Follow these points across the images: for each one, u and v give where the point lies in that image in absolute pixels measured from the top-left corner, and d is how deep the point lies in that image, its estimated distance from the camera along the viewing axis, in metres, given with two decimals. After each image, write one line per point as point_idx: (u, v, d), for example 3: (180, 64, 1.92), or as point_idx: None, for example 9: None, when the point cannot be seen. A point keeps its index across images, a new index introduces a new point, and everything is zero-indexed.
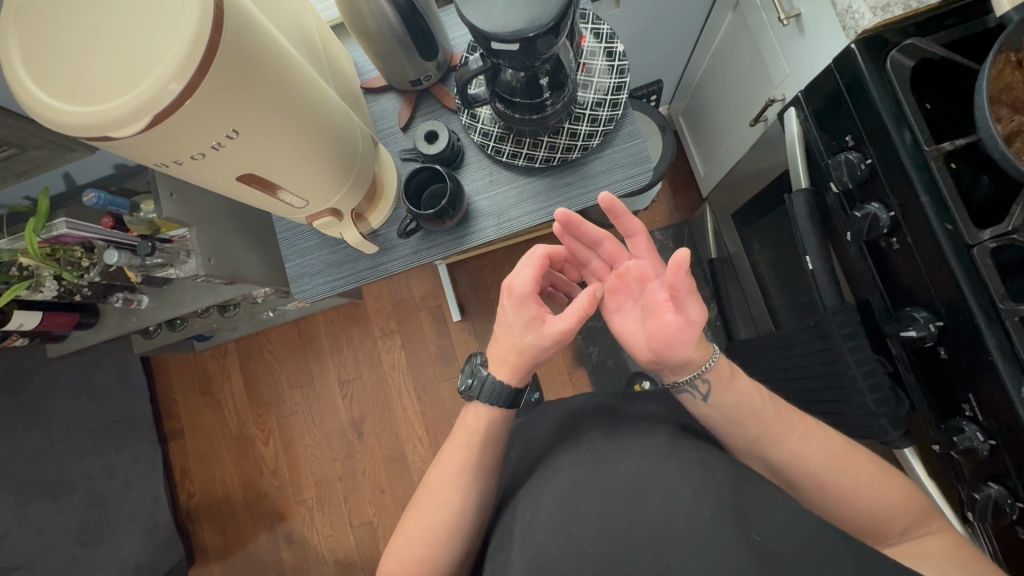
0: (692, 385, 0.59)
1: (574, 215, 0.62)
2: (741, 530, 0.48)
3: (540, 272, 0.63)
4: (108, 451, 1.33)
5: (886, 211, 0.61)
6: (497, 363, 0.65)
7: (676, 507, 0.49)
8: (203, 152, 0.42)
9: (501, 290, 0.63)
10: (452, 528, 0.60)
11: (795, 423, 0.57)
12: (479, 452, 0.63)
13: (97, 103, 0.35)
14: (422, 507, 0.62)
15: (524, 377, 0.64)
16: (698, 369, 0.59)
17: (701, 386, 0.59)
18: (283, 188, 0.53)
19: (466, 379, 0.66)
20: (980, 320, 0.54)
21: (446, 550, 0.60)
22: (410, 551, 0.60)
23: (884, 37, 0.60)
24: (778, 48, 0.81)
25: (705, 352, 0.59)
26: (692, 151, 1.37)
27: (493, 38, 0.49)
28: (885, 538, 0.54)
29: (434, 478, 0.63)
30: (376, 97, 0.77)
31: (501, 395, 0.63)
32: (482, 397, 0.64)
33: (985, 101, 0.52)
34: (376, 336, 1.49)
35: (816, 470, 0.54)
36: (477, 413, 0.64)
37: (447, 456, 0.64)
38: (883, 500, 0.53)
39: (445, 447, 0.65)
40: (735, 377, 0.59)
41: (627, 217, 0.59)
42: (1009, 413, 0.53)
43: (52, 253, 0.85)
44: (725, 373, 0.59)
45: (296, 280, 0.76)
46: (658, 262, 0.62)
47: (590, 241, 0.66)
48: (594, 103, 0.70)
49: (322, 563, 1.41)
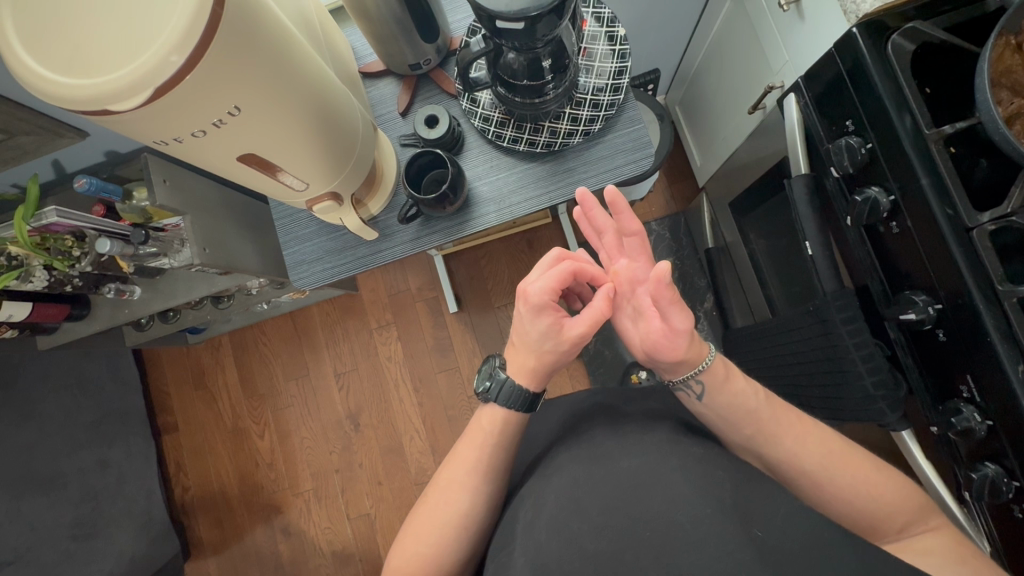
0: (687, 384, 0.60)
1: (590, 198, 0.61)
2: (743, 527, 0.47)
3: (562, 282, 0.60)
4: (101, 445, 1.31)
5: (886, 195, 0.61)
6: (513, 367, 0.65)
7: (679, 503, 0.49)
8: (204, 129, 0.41)
9: (516, 295, 0.61)
10: (459, 520, 0.60)
11: (793, 421, 0.57)
12: (484, 452, 0.62)
13: (95, 75, 0.34)
14: (432, 504, 0.62)
15: (541, 383, 0.64)
16: (692, 369, 0.59)
17: (696, 386, 0.60)
18: (284, 170, 0.52)
19: (484, 381, 0.66)
20: (979, 301, 0.54)
21: (452, 542, 0.60)
22: (415, 548, 0.60)
23: (885, 21, 0.60)
24: (777, 35, 0.82)
25: (701, 352, 0.60)
26: (689, 142, 1.37)
27: (497, 16, 0.49)
28: (883, 536, 0.54)
29: (445, 477, 0.62)
30: (374, 82, 0.76)
31: (517, 399, 0.63)
32: (495, 399, 0.63)
33: (986, 84, 0.52)
34: (372, 327, 1.48)
35: (811, 470, 0.55)
36: (493, 415, 0.64)
37: (460, 453, 0.63)
38: (881, 500, 0.54)
39: (457, 447, 0.64)
40: (730, 379, 0.59)
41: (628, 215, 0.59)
42: (1007, 393, 0.53)
43: (41, 242, 0.82)
44: (719, 374, 0.59)
45: (293, 268, 0.75)
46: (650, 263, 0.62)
47: (595, 230, 0.64)
48: (595, 89, 0.70)
49: (319, 556, 1.40)
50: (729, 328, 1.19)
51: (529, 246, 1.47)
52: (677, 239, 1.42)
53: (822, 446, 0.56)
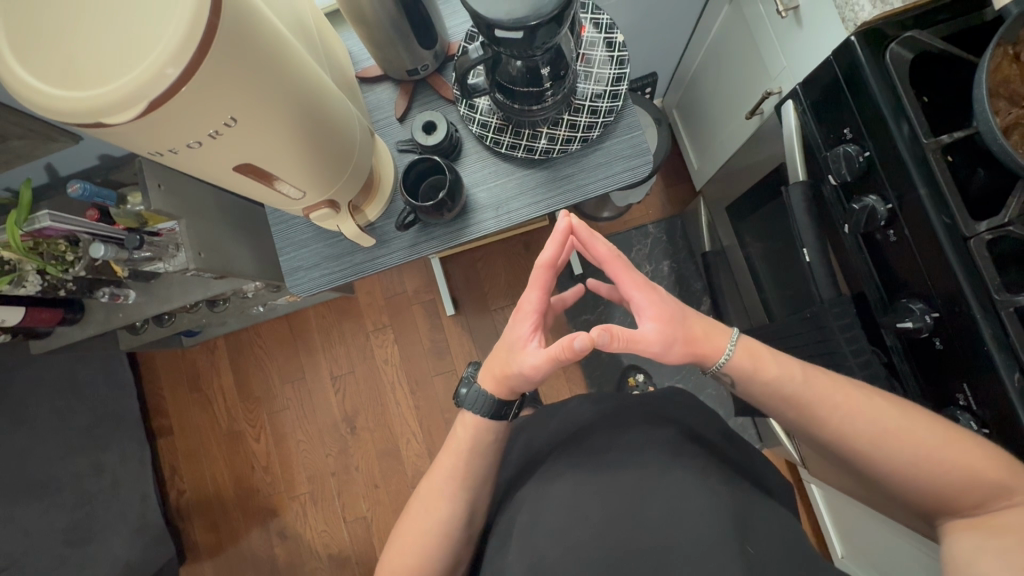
0: (718, 375, 0.62)
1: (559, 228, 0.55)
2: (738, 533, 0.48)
3: (546, 291, 0.57)
4: (96, 449, 1.31)
5: (884, 204, 0.61)
6: (483, 370, 0.62)
7: (679, 518, 0.50)
8: (200, 140, 0.41)
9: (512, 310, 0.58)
10: (445, 532, 0.60)
11: (811, 415, 0.57)
12: (476, 461, 0.62)
13: (88, 87, 0.34)
14: (415, 515, 0.61)
15: (512, 393, 0.60)
16: (718, 360, 0.60)
17: (726, 377, 0.61)
18: (280, 178, 0.52)
19: (460, 387, 0.66)
20: (975, 310, 0.54)
21: (439, 555, 0.59)
22: (403, 561, 0.59)
23: (883, 30, 0.60)
24: (775, 41, 0.82)
25: (719, 347, 0.60)
26: (686, 145, 1.37)
27: (495, 25, 0.48)
28: None
29: (432, 484, 0.62)
30: (371, 87, 0.76)
31: (484, 405, 0.60)
32: (465, 405, 0.62)
33: (984, 94, 0.53)
34: (369, 330, 1.47)
35: None
36: (465, 423, 0.63)
37: (435, 467, 0.63)
38: (936, 474, 0.51)
39: (439, 456, 0.64)
40: (758, 369, 0.59)
41: (597, 242, 0.57)
42: (1004, 400, 0.54)
43: (34, 247, 0.82)
44: (748, 364, 0.59)
45: (290, 274, 0.74)
46: (638, 287, 0.57)
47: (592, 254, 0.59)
48: (594, 95, 0.69)
49: (316, 559, 1.40)
50: (727, 331, 1.19)
51: (526, 249, 1.47)
52: (674, 242, 1.42)
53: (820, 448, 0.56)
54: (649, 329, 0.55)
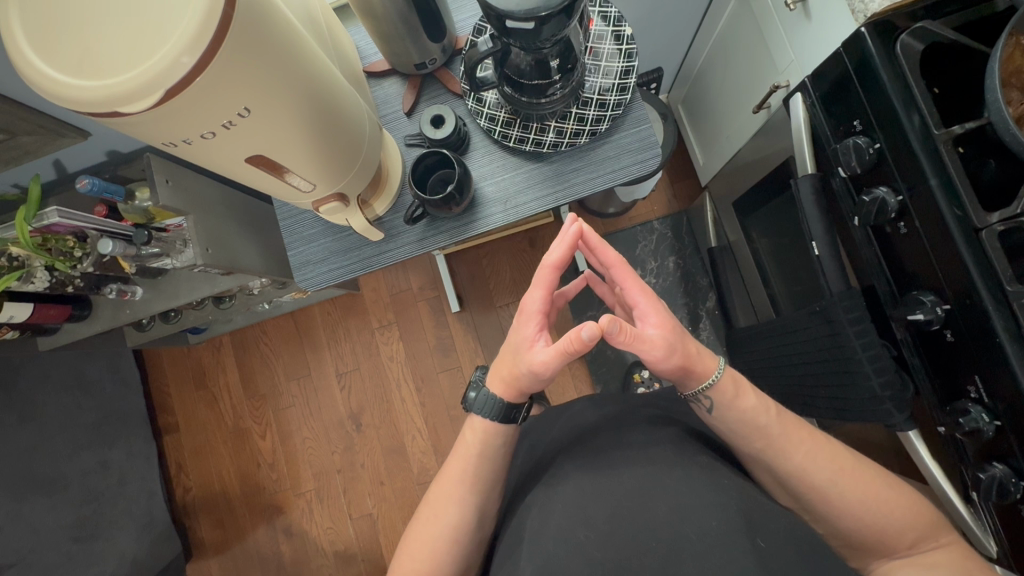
0: (696, 398, 0.59)
1: (570, 230, 0.56)
2: (746, 534, 0.48)
3: (552, 290, 0.56)
4: (102, 446, 1.31)
5: (894, 195, 0.61)
6: (492, 375, 0.62)
7: (685, 516, 0.49)
8: (214, 131, 0.41)
9: (516, 311, 0.57)
10: (453, 535, 0.59)
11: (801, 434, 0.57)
12: (484, 463, 0.62)
13: (105, 76, 0.34)
14: (423, 520, 0.61)
15: (519, 396, 0.60)
16: (702, 383, 0.57)
17: (705, 400, 0.59)
18: (291, 171, 0.52)
19: (467, 392, 0.66)
20: (988, 301, 0.54)
21: (446, 557, 0.59)
22: (411, 565, 0.59)
23: (893, 21, 0.59)
24: (782, 34, 0.82)
25: (709, 369, 0.58)
26: (692, 141, 1.37)
27: (507, 16, 0.48)
28: (892, 551, 0.54)
29: (438, 489, 0.62)
30: (379, 82, 0.76)
31: (492, 409, 0.60)
32: (473, 408, 0.62)
33: (997, 84, 0.52)
34: (374, 328, 1.47)
35: (819, 484, 0.54)
36: (474, 428, 0.62)
37: (446, 473, 0.63)
38: (890, 517, 0.53)
39: (449, 460, 0.64)
40: (739, 396, 0.58)
41: (606, 247, 0.57)
42: (1015, 392, 0.53)
43: (43, 243, 0.80)
44: (728, 392, 0.58)
45: (299, 269, 0.75)
46: (647, 287, 0.56)
47: (600, 260, 0.59)
48: (602, 88, 0.69)
49: (322, 556, 1.40)
50: (733, 328, 1.18)
51: (531, 245, 1.47)
52: (679, 239, 1.42)
53: (827, 451, 0.56)
54: (652, 334, 0.54)
